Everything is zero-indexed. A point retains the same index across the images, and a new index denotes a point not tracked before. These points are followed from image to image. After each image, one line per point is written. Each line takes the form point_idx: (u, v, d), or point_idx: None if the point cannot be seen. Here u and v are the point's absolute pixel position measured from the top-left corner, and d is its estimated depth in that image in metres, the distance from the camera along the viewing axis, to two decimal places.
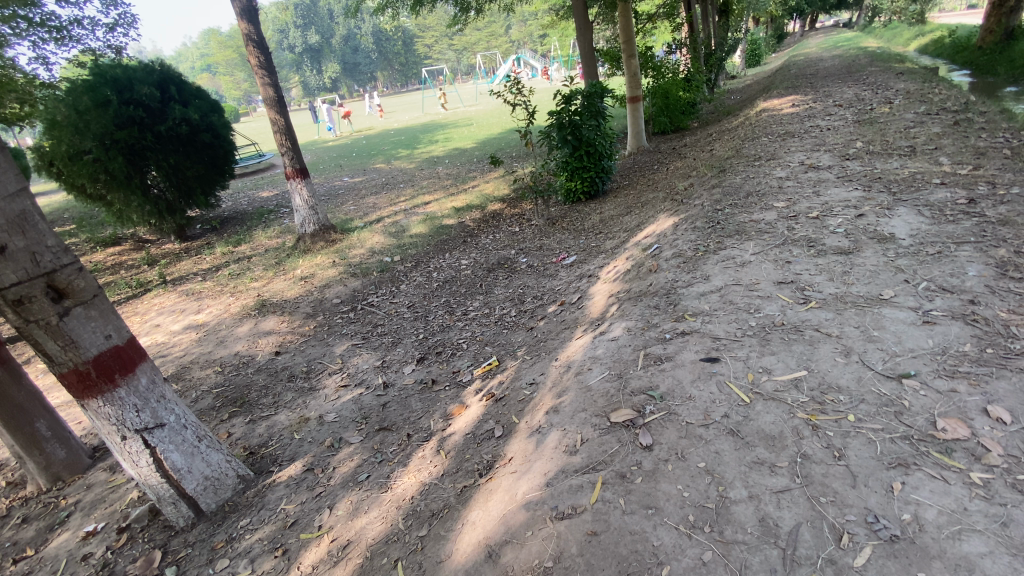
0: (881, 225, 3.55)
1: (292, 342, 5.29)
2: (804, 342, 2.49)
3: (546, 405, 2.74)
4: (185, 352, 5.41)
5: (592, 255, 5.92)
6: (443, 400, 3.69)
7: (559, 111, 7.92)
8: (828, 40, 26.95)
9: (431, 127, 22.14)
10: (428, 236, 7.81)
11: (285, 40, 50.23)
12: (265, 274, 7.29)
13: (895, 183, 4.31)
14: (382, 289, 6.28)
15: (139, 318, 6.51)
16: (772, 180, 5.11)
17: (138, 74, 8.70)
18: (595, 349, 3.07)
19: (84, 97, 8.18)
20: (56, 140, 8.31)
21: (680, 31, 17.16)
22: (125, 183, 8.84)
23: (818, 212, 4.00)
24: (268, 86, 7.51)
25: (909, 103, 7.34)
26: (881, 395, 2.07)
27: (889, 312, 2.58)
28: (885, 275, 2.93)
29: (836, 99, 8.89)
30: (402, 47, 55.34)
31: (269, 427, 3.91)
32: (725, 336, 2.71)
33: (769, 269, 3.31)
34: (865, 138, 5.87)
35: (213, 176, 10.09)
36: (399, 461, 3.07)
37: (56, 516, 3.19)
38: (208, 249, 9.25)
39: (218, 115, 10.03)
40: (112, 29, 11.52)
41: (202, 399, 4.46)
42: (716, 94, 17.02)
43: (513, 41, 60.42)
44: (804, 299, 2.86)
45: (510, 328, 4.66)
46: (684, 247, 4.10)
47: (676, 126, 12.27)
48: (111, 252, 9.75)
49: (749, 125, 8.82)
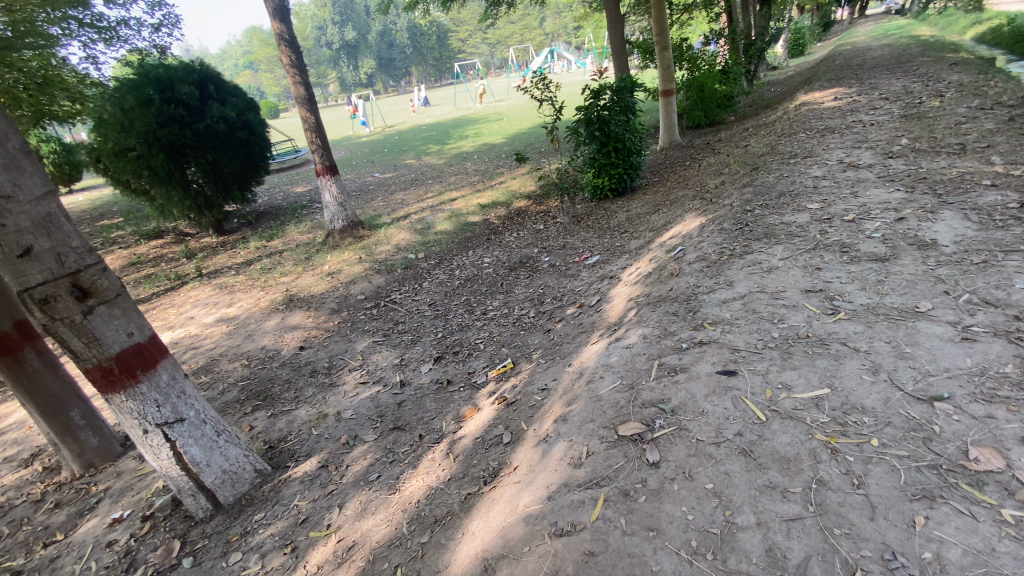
0: (922, 231, 3.32)
1: (316, 337, 5.40)
2: (829, 357, 2.35)
3: (555, 413, 2.69)
4: (216, 345, 5.59)
5: (616, 255, 5.81)
6: (456, 402, 3.68)
7: (588, 107, 7.78)
8: (877, 28, 25.61)
9: (463, 122, 22.18)
10: (452, 233, 7.83)
11: (324, 37, 51.32)
12: (294, 269, 7.46)
13: (942, 184, 4.03)
14: (406, 286, 6.33)
15: (176, 310, 6.78)
16: (807, 180, 4.87)
17: (179, 73, 9.02)
18: (609, 356, 3.00)
19: (129, 96, 8.52)
20: (103, 138, 8.71)
21: (718, 21, 16.58)
22: (166, 178, 9.20)
23: (854, 215, 3.79)
24: (298, 85, 7.65)
25: (961, 96, 6.86)
26: (910, 419, 1.93)
27: (925, 326, 2.41)
28: (923, 286, 2.73)
29: (882, 92, 8.42)
30: (436, 42, 55.61)
31: (289, 422, 4.00)
32: (744, 347, 2.59)
33: (797, 275, 3.14)
34: (911, 134, 5.52)
35: (249, 172, 10.39)
36: (409, 463, 3.07)
37: (86, 502, 3.36)
38: (243, 243, 9.55)
39: (254, 113, 10.33)
40: (157, 29, 11.98)
41: (228, 392, 4.60)
42: (755, 86, 16.40)
43: (547, 33, 59.88)
44: (832, 310, 2.71)
45: (527, 329, 4.61)
46: (708, 250, 3.94)
47: (711, 120, 11.88)
48: (154, 245, 10.20)
49: (787, 120, 8.44)
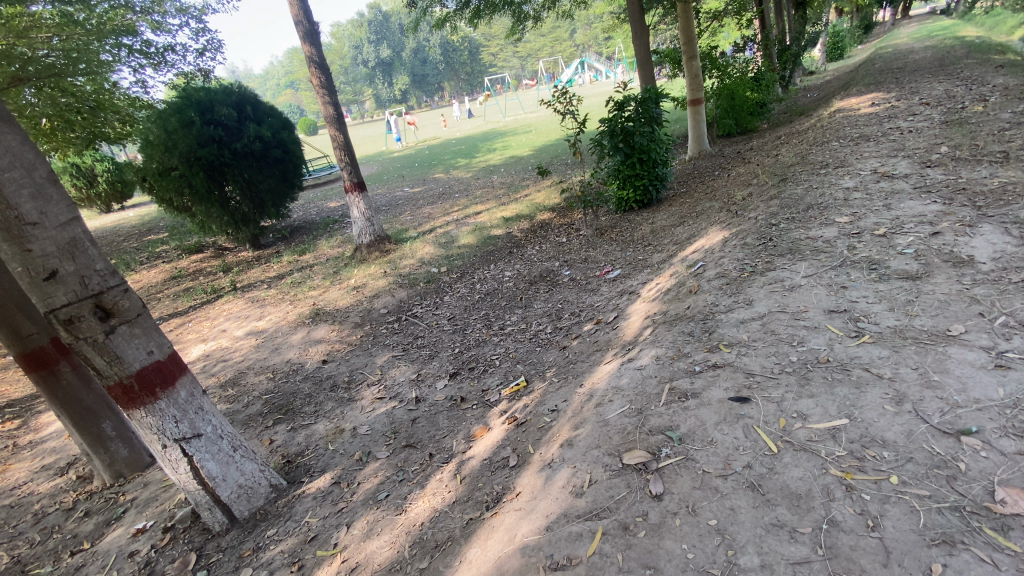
0: (959, 247, 3.12)
1: (339, 350, 5.49)
2: (849, 384, 2.22)
3: (562, 437, 2.63)
4: (244, 358, 5.77)
5: (637, 269, 5.71)
6: (468, 420, 3.66)
7: (611, 119, 7.70)
8: (921, 29, 24.63)
9: (492, 135, 22.44)
10: (475, 247, 7.87)
11: (360, 56, 53.09)
12: (322, 283, 7.65)
13: (982, 195, 3.79)
14: (427, 300, 6.39)
15: (210, 323, 7.06)
16: (837, 191, 4.67)
17: (218, 96, 9.47)
18: (620, 378, 2.92)
19: (172, 119, 8.98)
20: (148, 158, 9.19)
21: (751, 27, 16.27)
22: (206, 196, 9.62)
23: (885, 229, 3.59)
24: (328, 105, 7.89)
25: (1009, 100, 6.49)
26: (934, 455, 1.79)
27: (957, 352, 2.24)
28: (957, 307, 2.56)
29: (923, 96, 8.05)
30: (467, 57, 56.60)
31: (307, 437, 4.08)
32: (760, 372, 2.47)
33: (820, 294, 3.00)
34: (952, 142, 5.24)
35: (283, 189, 10.79)
36: (417, 483, 3.07)
37: (113, 512, 3.50)
38: (276, 257, 9.88)
39: (288, 131, 10.74)
40: (200, 53, 12.69)
41: (252, 405, 4.74)
42: (791, 92, 15.93)
43: (577, 45, 60.13)
44: (856, 333, 2.56)
45: (543, 346, 4.57)
46: (728, 267, 3.82)
47: (743, 128, 11.57)
48: (194, 260, 10.68)
49: (820, 127, 8.16)
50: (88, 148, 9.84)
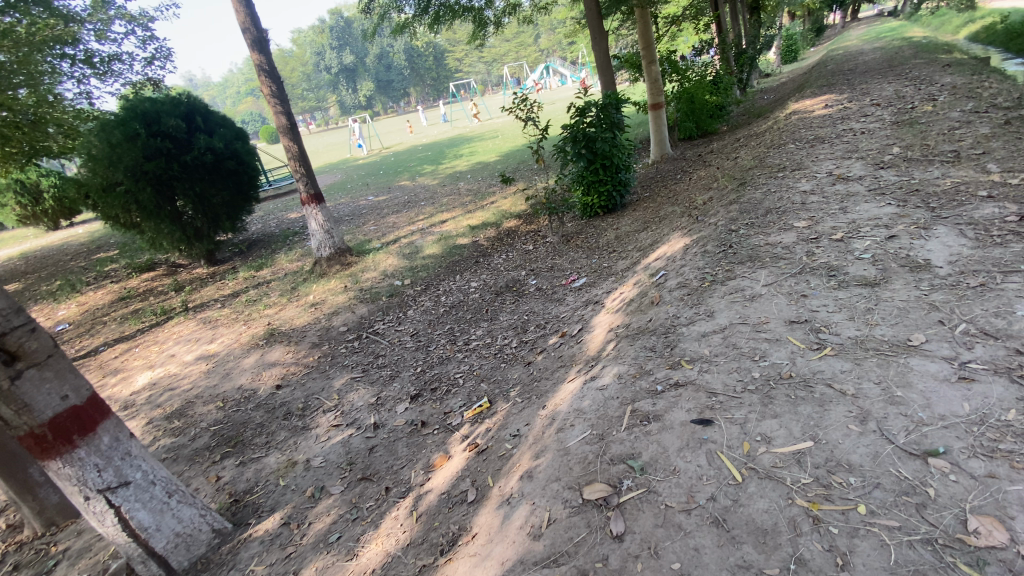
0: (915, 250, 3.12)
1: (294, 374, 5.21)
2: (812, 402, 2.14)
3: (521, 467, 2.48)
4: (193, 385, 5.41)
5: (602, 277, 5.63)
6: (428, 448, 3.47)
7: (573, 125, 7.63)
8: (870, 31, 25.65)
9: (459, 140, 22.23)
10: (440, 257, 7.67)
11: (322, 62, 52.18)
12: (279, 300, 7.32)
13: (935, 196, 3.83)
14: (389, 315, 6.16)
15: (158, 348, 6.64)
16: (795, 195, 4.67)
17: (165, 107, 9.00)
18: (581, 400, 2.78)
19: (115, 131, 8.49)
20: (91, 172, 8.67)
21: (708, 32, 16.60)
22: (155, 212, 9.15)
23: (842, 233, 3.59)
24: (279, 114, 7.58)
25: (955, 100, 6.70)
26: (901, 479, 1.71)
27: (918, 363, 2.19)
28: (917, 314, 2.52)
29: (873, 97, 8.26)
30: (433, 62, 56.23)
31: (257, 472, 3.81)
32: (722, 391, 2.37)
33: (781, 304, 2.93)
34: (903, 142, 5.35)
35: (239, 202, 10.37)
36: (372, 521, 2.87)
37: (41, 566, 3.18)
38: (232, 274, 9.45)
39: (242, 142, 10.34)
40: (148, 63, 12.18)
41: (199, 438, 4.43)
42: (749, 93, 16.29)
43: (542, 49, 60.60)
44: (818, 345, 2.50)
45: (508, 362, 4.40)
46: (690, 276, 3.74)
47: (704, 131, 11.72)
48: (145, 278, 10.13)
49: (777, 129, 8.30)
50: (27, 163, 9.25)
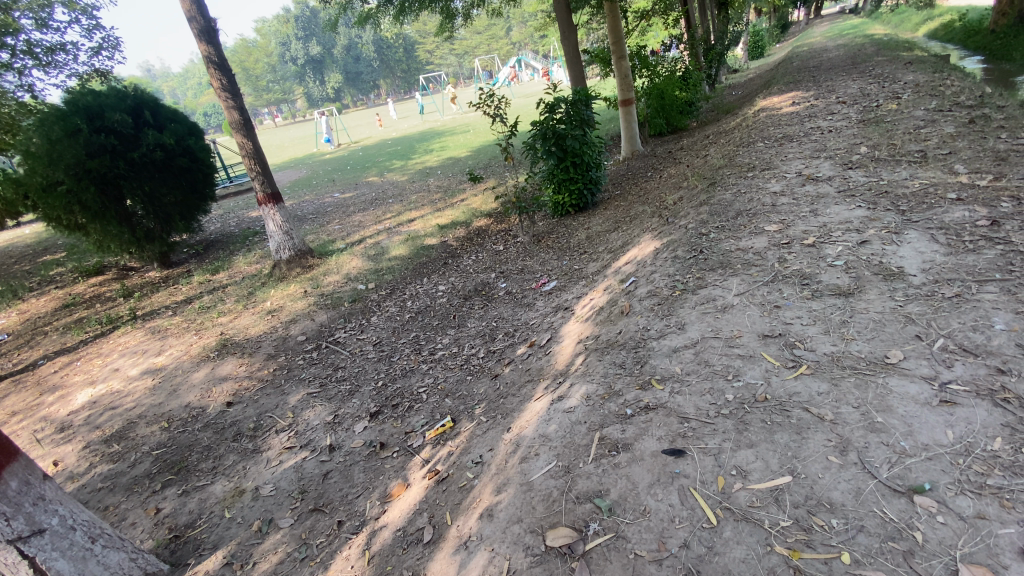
0: (888, 257, 3.03)
1: (247, 389, 4.88)
2: (789, 430, 1.99)
3: (481, 503, 2.28)
4: (136, 403, 5.02)
5: (573, 280, 5.46)
6: (386, 474, 3.23)
7: (542, 121, 7.41)
8: (835, 27, 26.20)
9: (429, 135, 21.76)
10: (406, 259, 7.38)
11: (288, 53, 50.56)
12: (234, 307, 6.91)
13: (905, 198, 3.77)
14: (351, 322, 5.86)
15: (101, 361, 6.17)
16: (765, 196, 4.58)
17: (110, 101, 8.43)
18: (547, 424, 2.58)
19: (55, 127, 7.87)
20: (30, 171, 8.02)
21: (678, 27, 16.59)
22: (101, 213, 8.49)
23: (814, 238, 3.49)
24: (231, 109, 7.15)
25: (919, 98, 6.76)
26: (886, 522, 1.58)
27: (897, 384, 2.08)
28: (893, 328, 2.42)
29: (839, 95, 8.31)
30: (404, 54, 55.14)
31: (201, 502, 3.51)
32: (695, 416, 2.21)
33: (754, 316, 2.80)
34: (870, 141, 5.33)
35: (193, 201, 9.80)
36: (322, 562, 2.63)
37: None
38: (186, 278, 8.92)
39: (195, 138, 9.78)
40: (96, 53, 11.49)
41: (140, 464, 4.07)
42: (718, 89, 16.39)
43: (513, 42, 60.10)
44: (793, 363, 2.36)
45: (474, 374, 4.18)
46: (660, 284, 3.59)
47: (674, 126, 11.67)
48: (92, 283, 9.49)
49: (746, 126, 8.27)
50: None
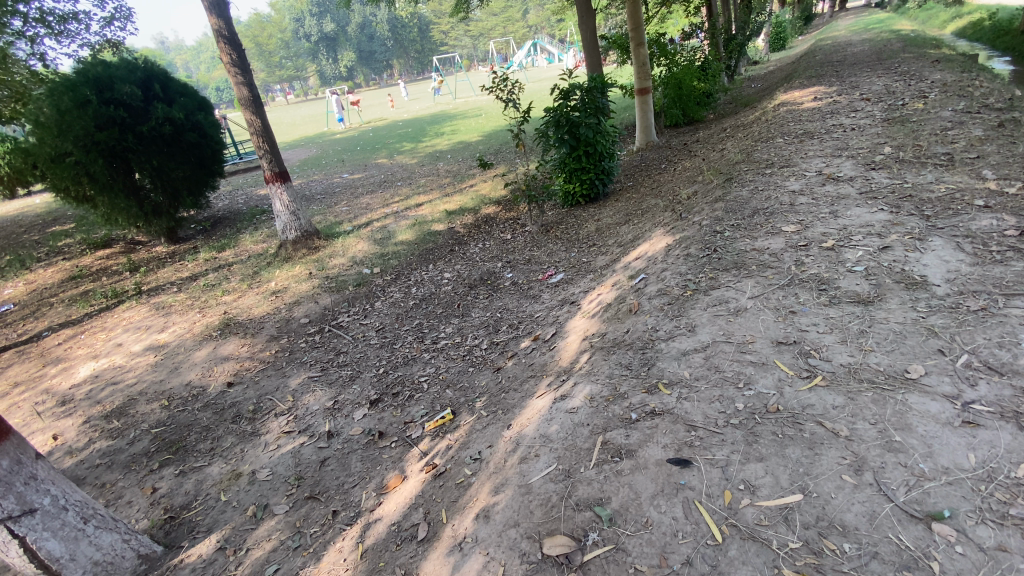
0: (910, 264, 2.91)
1: (248, 370, 4.85)
2: (801, 444, 1.91)
3: (478, 503, 2.22)
4: (138, 380, 5.02)
5: (580, 273, 5.37)
6: (383, 465, 3.19)
7: (556, 108, 7.24)
8: (859, 21, 25.49)
9: (441, 118, 21.51)
10: (413, 244, 7.30)
11: (301, 29, 50.07)
12: (238, 287, 6.87)
13: (930, 203, 3.63)
14: (355, 307, 5.80)
15: (104, 335, 6.17)
16: (783, 195, 4.44)
17: (119, 72, 8.35)
18: (549, 424, 2.51)
19: (64, 97, 7.82)
20: (39, 141, 7.98)
21: (698, 15, 16.16)
22: (109, 185, 8.44)
23: (833, 241, 3.37)
24: (241, 86, 7.04)
25: (946, 98, 6.53)
26: (902, 550, 1.50)
27: (917, 402, 1.99)
28: (914, 341, 2.32)
29: (863, 91, 8.05)
30: (418, 34, 54.42)
31: (198, 483, 3.50)
32: (702, 425, 2.13)
33: (768, 321, 2.70)
34: (895, 142, 5.15)
35: (201, 177, 9.72)
36: (314, 553, 2.59)
37: None
38: (192, 254, 8.88)
39: (205, 113, 9.67)
40: (109, 23, 11.39)
41: (138, 441, 4.06)
42: (737, 82, 16.02)
43: (529, 26, 59.15)
44: (807, 373, 2.27)
45: (476, 365, 4.12)
46: (671, 282, 3.49)
47: (690, 118, 11.41)
48: (100, 256, 9.49)
49: (765, 121, 8.05)
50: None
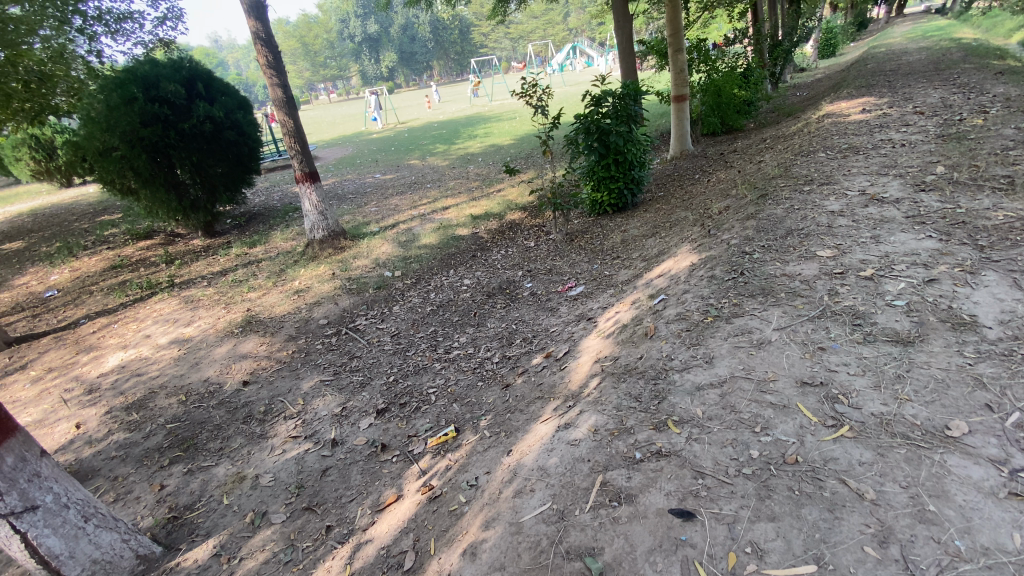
0: (959, 302, 2.64)
1: (264, 370, 4.89)
2: (820, 505, 1.73)
3: (468, 537, 2.12)
4: (160, 373, 5.13)
5: (601, 287, 5.20)
6: (383, 480, 3.13)
7: (586, 114, 7.07)
8: (917, 28, 24.22)
9: (475, 120, 21.56)
10: (435, 248, 7.27)
11: (347, 30, 51.34)
12: (264, 284, 6.99)
13: (985, 232, 3.33)
14: (373, 310, 5.80)
15: (135, 326, 6.35)
16: (820, 215, 4.18)
17: (165, 71, 8.63)
18: (549, 455, 2.38)
19: (113, 94, 8.12)
20: (88, 135, 8.30)
21: (743, 20, 15.65)
22: (151, 179, 8.73)
23: (873, 270, 3.12)
24: (276, 87, 7.17)
25: (1009, 113, 6.06)
26: None
27: (957, 464, 1.77)
28: (958, 392, 2.08)
29: (917, 104, 7.58)
30: (459, 36, 54.95)
31: (203, 484, 3.51)
32: (711, 472, 1.96)
33: (793, 357, 2.49)
34: (948, 161, 4.78)
35: (238, 174, 9.98)
36: (304, 571, 2.54)
37: None
38: (225, 249, 9.11)
39: (244, 112, 9.93)
40: (161, 23, 11.91)
41: (153, 436, 4.13)
42: (781, 90, 15.44)
43: (570, 28, 58.87)
44: (832, 421, 2.07)
45: (486, 380, 4.02)
46: (691, 306, 3.30)
47: (729, 127, 11.03)
48: (140, 247, 9.84)
49: (807, 133, 7.67)
50: (32, 122, 9.00)
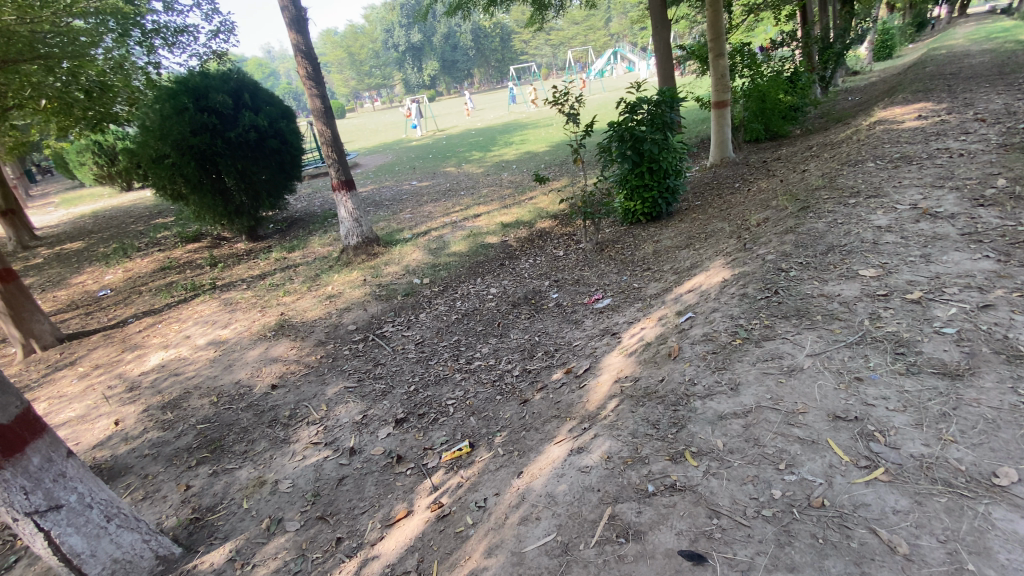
0: (1018, 331, 2.39)
1: (292, 374, 5.00)
2: (845, 557, 1.57)
3: (470, 563, 2.06)
4: (196, 373, 5.32)
5: (629, 301, 5.06)
6: (395, 493, 3.11)
7: (620, 122, 6.93)
8: (985, 28, 22.70)
9: (512, 127, 21.63)
10: (465, 256, 7.28)
11: (391, 39, 52.72)
12: (299, 288, 7.18)
13: None
14: (400, 317, 5.84)
15: (177, 326, 6.64)
16: (865, 230, 3.91)
17: (214, 83, 9.03)
18: (559, 482, 2.29)
19: (166, 105, 8.57)
20: (144, 143, 8.79)
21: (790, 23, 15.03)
22: (198, 185, 9.15)
23: (921, 292, 2.87)
24: (315, 97, 7.37)
25: None
26: None
27: (1008, 519, 1.58)
28: (1012, 434, 1.87)
29: (979, 109, 7.05)
30: (499, 43, 55.44)
31: (226, 486, 3.58)
32: (727, 512, 1.83)
33: (826, 387, 2.31)
34: (1012, 172, 4.40)
35: (280, 180, 10.31)
36: None
37: None
38: (266, 253, 9.44)
39: (287, 121, 10.25)
40: (214, 35, 12.54)
41: (184, 436, 4.27)
42: (830, 94, 14.73)
43: (611, 33, 58.38)
44: (865, 462, 1.89)
45: (506, 393, 3.96)
46: (719, 327, 3.14)
47: (773, 133, 10.60)
48: (188, 249, 10.32)
49: (856, 141, 7.26)
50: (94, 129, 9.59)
